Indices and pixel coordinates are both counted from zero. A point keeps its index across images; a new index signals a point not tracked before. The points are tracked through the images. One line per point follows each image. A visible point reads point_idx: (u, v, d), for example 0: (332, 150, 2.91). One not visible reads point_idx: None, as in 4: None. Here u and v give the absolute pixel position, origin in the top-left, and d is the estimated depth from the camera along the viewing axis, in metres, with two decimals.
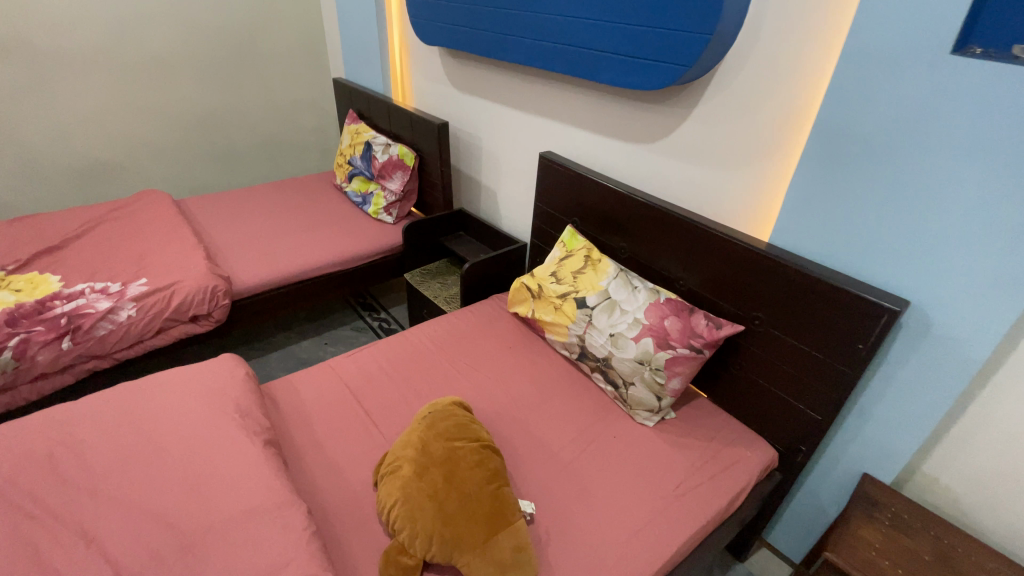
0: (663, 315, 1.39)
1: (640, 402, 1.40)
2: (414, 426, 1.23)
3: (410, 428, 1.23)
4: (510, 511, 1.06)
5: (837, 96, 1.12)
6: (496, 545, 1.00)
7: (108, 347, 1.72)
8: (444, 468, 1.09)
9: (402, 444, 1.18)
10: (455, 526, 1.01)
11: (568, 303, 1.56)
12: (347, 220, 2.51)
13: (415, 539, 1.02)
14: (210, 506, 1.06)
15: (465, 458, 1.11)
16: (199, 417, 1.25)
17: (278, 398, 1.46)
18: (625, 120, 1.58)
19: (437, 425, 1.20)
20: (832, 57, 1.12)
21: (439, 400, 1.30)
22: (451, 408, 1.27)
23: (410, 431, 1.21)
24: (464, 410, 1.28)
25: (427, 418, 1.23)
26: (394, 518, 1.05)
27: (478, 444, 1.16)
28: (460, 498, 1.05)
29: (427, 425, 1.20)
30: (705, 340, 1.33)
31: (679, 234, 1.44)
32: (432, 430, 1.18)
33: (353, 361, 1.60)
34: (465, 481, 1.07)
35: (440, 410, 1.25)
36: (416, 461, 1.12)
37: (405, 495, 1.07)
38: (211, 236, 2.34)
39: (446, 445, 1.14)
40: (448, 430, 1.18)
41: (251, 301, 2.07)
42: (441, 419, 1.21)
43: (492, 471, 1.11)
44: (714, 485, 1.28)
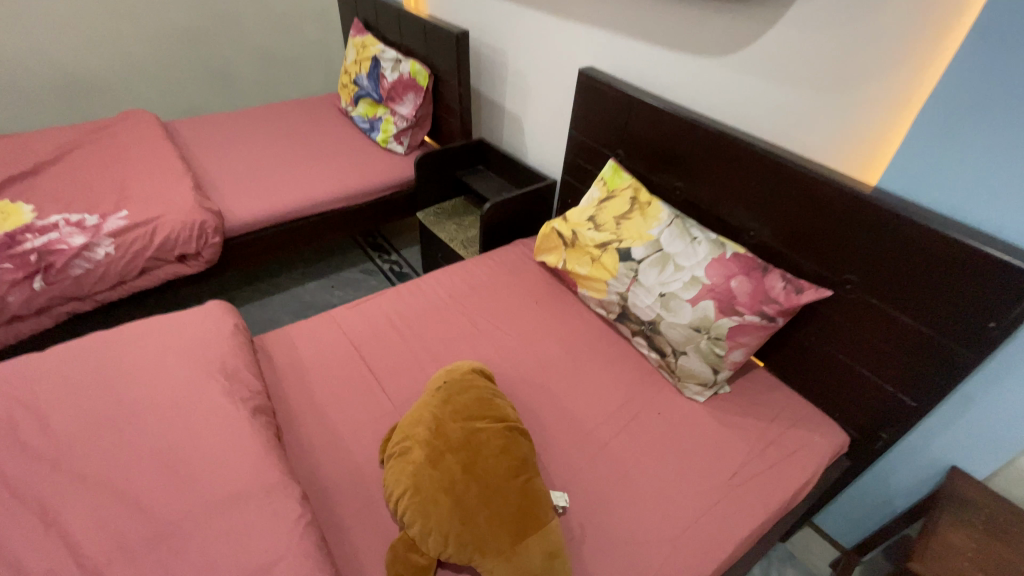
0: (729, 274, 1.14)
1: (691, 375, 1.19)
2: (426, 397, 1.04)
3: (421, 401, 1.04)
4: (542, 510, 0.88)
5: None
6: (525, 552, 0.83)
7: (86, 288, 1.54)
8: (462, 456, 0.90)
9: (412, 420, 1.00)
10: (476, 528, 0.84)
11: (608, 255, 1.31)
12: (353, 149, 2.23)
13: (428, 538, 0.85)
14: (186, 485, 0.89)
15: (487, 443, 0.92)
16: (176, 376, 1.06)
17: (273, 354, 1.27)
18: (694, 25, 1.25)
19: (454, 400, 1.00)
20: None
21: (455, 366, 1.10)
22: (470, 378, 1.07)
23: (422, 404, 1.02)
24: (484, 380, 1.09)
25: (442, 389, 1.04)
26: (403, 510, 0.88)
27: (503, 425, 0.97)
28: (482, 493, 0.87)
29: (442, 398, 1.01)
30: (780, 307, 1.10)
31: (755, 173, 1.17)
32: (448, 407, 0.99)
33: (358, 313, 1.39)
34: (487, 472, 0.89)
35: (458, 380, 1.05)
36: (429, 444, 0.93)
37: (416, 484, 0.89)
38: (201, 164, 2.09)
39: (464, 426, 0.95)
40: (467, 406, 0.99)
41: (246, 240, 1.86)
42: (459, 392, 1.02)
43: (520, 461, 0.92)
44: (779, 476, 1.09)
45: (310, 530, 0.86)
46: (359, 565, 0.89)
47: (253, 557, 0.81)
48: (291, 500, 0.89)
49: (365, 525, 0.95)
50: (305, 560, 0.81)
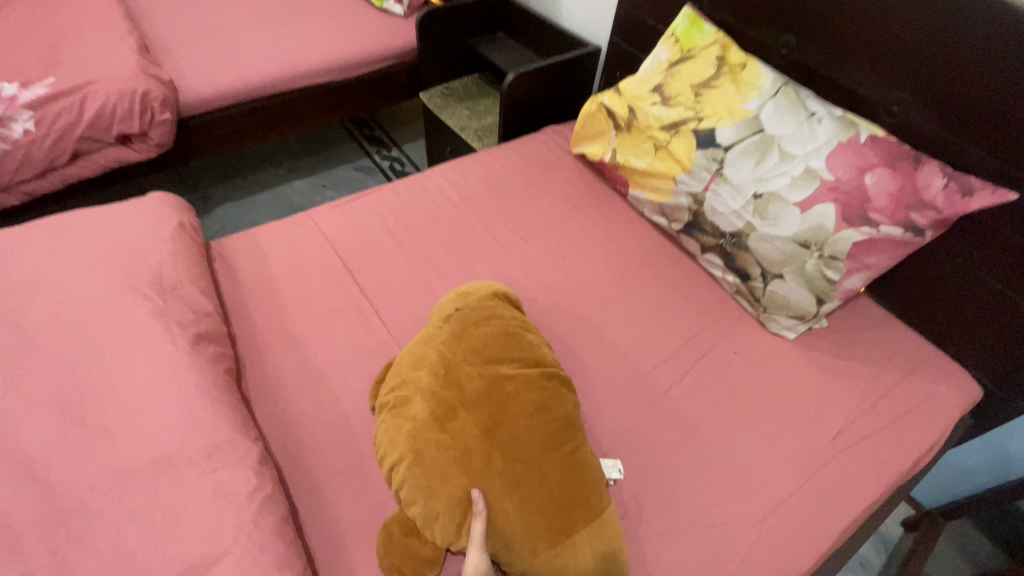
0: (863, 166, 0.80)
1: (783, 305, 0.88)
2: (431, 329, 0.75)
3: (424, 333, 0.75)
4: (592, 492, 0.63)
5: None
6: (568, 551, 0.59)
7: (6, 176, 1.23)
8: (482, 415, 0.64)
9: (411, 360, 0.72)
10: (502, 514, 0.60)
11: (680, 139, 0.95)
12: (341, 9, 1.77)
13: (434, 525, 0.61)
14: (98, 443, 0.64)
15: (518, 398, 0.65)
16: (91, 289, 0.78)
17: (235, 263, 0.98)
18: None
19: (470, 334, 0.71)
20: None
21: (472, 288, 0.81)
22: (491, 304, 0.78)
23: (425, 338, 0.74)
24: (510, 309, 0.80)
25: (454, 318, 0.75)
26: (398, 484, 0.63)
27: (538, 372, 0.69)
28: (509, 469, 0.61)
29: (454, 332, 0.72)
30: (935, 215, 0.77)
31: (923, 9, 0.77)
32: (462, 344, 0.70)
33: (345, 214, 1.08)
34: (518, 440, 0.62)
35: (475, 308, 0.76)
36: (435, 396, 0.66)
37: (416, 451, 0.63)
38: (151, 25, 1.67)
39: (486, 372, 0.67)
40: (489, 344, 0.70)
41: (209, 123, 1.50)
42: (478, 324, 0.73)
43: (563, 424, 0.66)
44: (898, 440, 0.82)
45: (270, 509, 0.62)
46: (341, 547, 0.67)
47: (186, 552, 0.57)
48: (244, 468, 0.64)
49: (351, 494, 0.71)
50: (259, 555, 0.58)
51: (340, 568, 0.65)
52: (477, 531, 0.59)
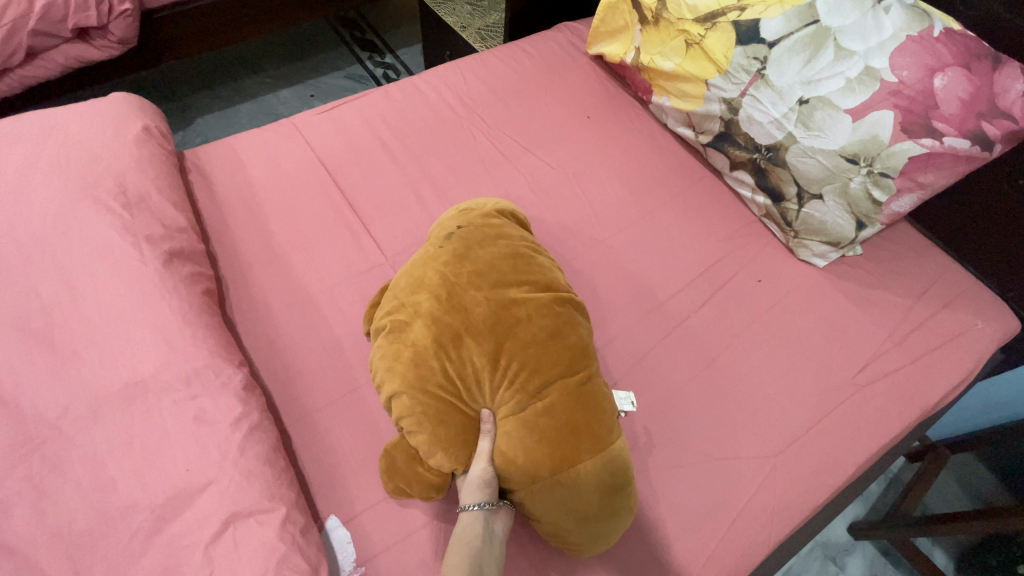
0: (934, 66, 0.68)
1: (818, 230, 0.80)
2: (430, 249, 0.66)
3: (422, 253, 0.66)
4: (605, 424, 0.58)
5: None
6: (575, 481, 0.55)
7: None
8: (489, 342, 0.57)
9: (409, 281, 0.63)
10: (509, 442, 0.56)
11: (718, 33, 0.82)
12: None
13: (438, 453, 0.56)
14: (67, 369, 0.58)
15: (528, 325, 0.59)
16: (45, 200, 0.69)
17: (211, 176, 0.89)
18: None
19: (476, 256, 0.63)
20: None
21: (479, 208, 0.72)
22: (498, 223, 0.70)
23: (425, 258, 0.65)
24: (518, 229, 0.71)
25: (456, 238, 0.66)
26: (397, 413, 0.58)
27: (550, 297, 0.62)
28: (516, 398, 0.57)
29: (456, 252, 0.64)
30: (1010, 125, 0.66)
31: None
32: (466, 266, 0.62)
33: (332, 122, 0.96)
34: (529, 368, 0.57)
35: (481, 227, 0.68)
36: (438, 321, 0.58)
37: (417, 379, 0.57)
38: None
39: (493, 296, 0.60)
40: (497, 267, 0.63)
41: (178, 17, 1.32)
42: (484, 244, 0.65)
43: (577, 353, 0.60)
44: (927, 375, 0.77)
45: (257, 438, 0.58)
46: (337, 475, 0.64)
47: (168, 481, 0.53)
48: (226, 396, 0.59)
49: (345, 422, 0.67)
50: (247, 485, 0.54)
51: (336, 495, 0.63)
52: (483, 448, 0.58)
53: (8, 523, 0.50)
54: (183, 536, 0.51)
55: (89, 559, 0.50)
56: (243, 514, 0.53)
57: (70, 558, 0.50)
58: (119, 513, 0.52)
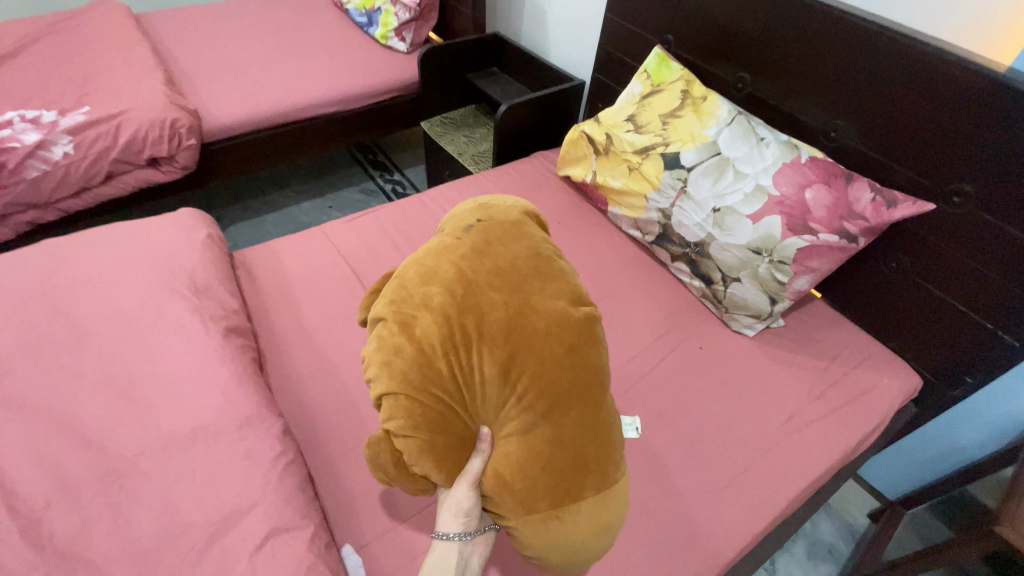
0: (804, 183, 0.93)
1: (742, 305, 1.00)
2: (448, 241, 0.67)
3: (438, 243, 0.67)
4: (604, 454, 0.63)
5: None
6: (568, 513, 0.60)
7: (46, 196, 1.34)
8: (501, 351, 0.59)
9: (421, 271, 0.64)
10: (506, 462, 0.60)
11: (650, 162, 1.09)
12: (349, 48, 1.95)
13: (426, 462, 0.59)
14: (145, 419, 0.74)
15: (546, 337, 0.60)
16: (135, 291, 0.89)
17: (255, 272, 1.10)
18: None
19: (496, 254, 0.64)
20: None
21: (497, 205, 0.74)
22: (520, 225, 0.70)
23: (439, 250, 0.66)
24: (539, 230, 0.72)
25: (475, 231, 0.67)
26: (389, 410, 0.59)
27: (571, 311, 0.63)
28: (523, 416, 0.60)
29: (475, 247, 0.65)
30: (864, 224, 0.89)
31: (850, 53, 0.92)
32: (486, 264, 0.63)
33: (354, 229, 1.20)
34: (542, 385, 0.60)
35: (502, 224, 0.69)
36: (448, 321, 0.59)
37: (419, 381, 0.58)
38: (178, 63, 1.83)
39: (511, 300, 0.61)
40: (518, 268, 0.63)
41: (228, 148, 1.64)
42: (507, 242, 0.65)
43: (589, 376, 0.63)
44: (842, 422, 0.93)
45: (291, 472, 0.72)
46: (352, 511, 0.77)
47: (221, 504, 0.67)
48: (269, 438, 0.74)
49: (359, 466, 0.81)
50: (284, 508, 0.68)
51: (351, 527, 0.75)
52: (474, 466, 0.62)
53: (95, 540, 0.63)
54: (232, 549, 0.64)
55: (154, 566, 0.62)
56: (281, 530, 0.66)
57: (141, 567, 0.62)
58: (181, 531, 0.65)
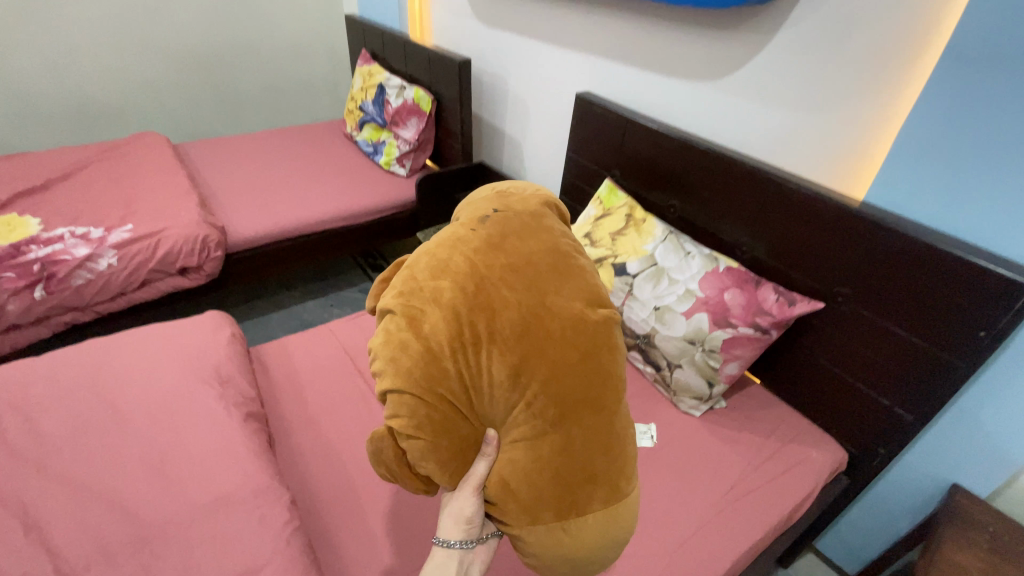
0: (723, 287, 1.16)
1: (686, 387, 1.19)
2: (462, 229, 0.61)
3: (450, 230, 0.60)
4: (613, 469, 0.62)
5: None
6: (574, 526, 0.61)
7: (86, 299, 1.54)
8: (514, 356, 0.54)
9: (431, 261, 0.57)
10: (512, 471, 0.59)
11: (604, 270, 1.32)
12: (357, 172, 2.29)
13: (429, 465, 0.57)
14: (175, 491, 0.87)
15: (563, 342, 0.56)
16: (171, 382, 1.06)
17: (269, 365, 1.27)
18: (684, 51, 1.29)
19: (513, 247, 0.58)
20: None
21: (517, 195, 0.68)
22: (541, 217, 0.65)
23: (451, 238, 0.59)
24: (561, 225, 0.67)
25: (493, 220, 0.61)
26: (392, 407, 0.55)
27: (592, 313, 0.59)
28: (533, 424, 0.57)
29: (492, 238, 0.58)
30: (772, 319, 1.11)
31: (748, 189, 1.19)
32: (502, 258, 0.57)
33: (355, 327, 1.40)
34: (557, 393, 0.56)
35: (521, 216, 0.63)
36: (457, 320, 0.54)
37: (424, 383, 0.54)
38: (209, 185, 2.14)
39: (529, 299, 0.55)
40: (538, 264, 0.58)
41: (247, 257, 1.89)
42: (526, 235, 0.59)
43: (606, 385, 0.59)
44: (775, 491, 1.07)
45: (297, 536, 0.85)
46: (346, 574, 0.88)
47: (238, 563, 0.79)
48: (279, 506, 0.88)
49: (354, 534, 0.93)
50: (291, 566, 0.80)
51: None
52: (478, 470, 0.61)
53: None
54: None
55: None
56: None
57: None
58: None
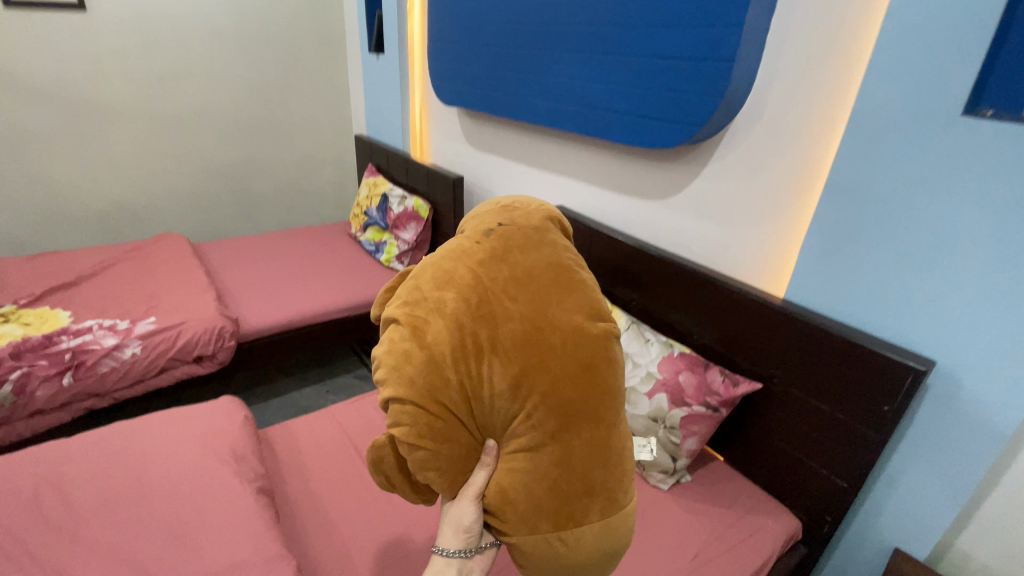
0: (677, 369, 1.36)
1: (654, 462, 1.35)
2: (468, 243, 0.73)
3: (458, 247, 0.73)
4: (609, 482, 0.71)
5: (857, 147, 1.11)
6: (571, 536, 0.70)
7: (107, 386, 1.68)
8: (513, 366, 0.65)
9: (439, 275, 0.70)
10: (510, 477, 0.69)
11: None
12: (359, 269, 2.54)
13: (430, 472, 0.68)
14: (195, 558, 0.98)
15: (557, 354, 0.66)
16: (192, 460, 1.19)
17: (276, 446, 1.40)
18: (636, 177, 1.60)
19: (514, 263, 0.70)
20: (835, 132, 1.15)
21: (521, 210, 0.80)
22: (542, 232, 0.77)
23: (458, 254, 0.72)
24: (561, 238, 0.78)
25: (496, 237, 0.73)
26: (397, 412, 0.66)
27: (587, 327, 0.69)
28: (530, 433, 0.67)
29: (494, 255, 0.70)
30: (721, 398, 1.30)
31: (693, 286, 1.43)
32: (503, 274, 0.69)
33: (355, 411, 1.55)
34: (554, 401, 0.66)
35: (524, 230, 0.75)
36: (459, 332, 0.66)
37: (428, 390, 0.65)
38: (224, 280, 2.36)
39: (527, 312, 0.67)
40: (536, 280, 0.69)
41: (255, 346, 2.06)
42: (526, 254, 0.71)
43: (600, 394, 0.69)
44: (734, 559, 1.19)
45: None
46: None
47: None
48: (286, 572, 0.98)
49: None
50: None
51: None
52: (479, 478, 0.72)
53: None
54: None
55: None
56: None
57: None
58: None
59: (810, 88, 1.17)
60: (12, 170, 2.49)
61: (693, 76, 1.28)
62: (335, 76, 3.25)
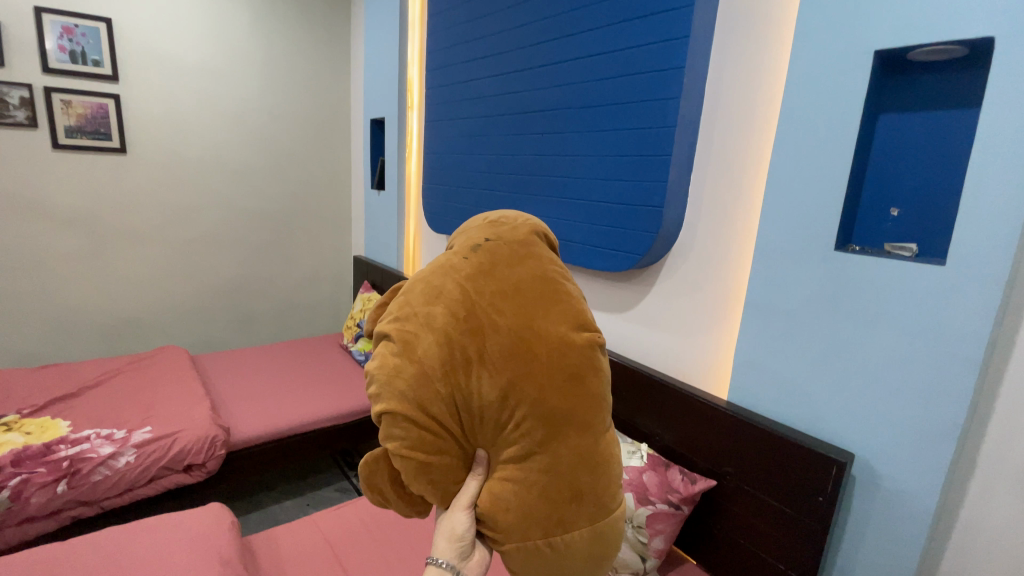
0: (641, 469, 1.47)
1: (625, 564, 1.40)
2: (457, 258, 0.83)
3: (449, 263, 0.82)
4: (596, 488, 0.78)
5: (765, 273, 1.37)
6: (561, 542, 0.77)
7: (98, 494, 1.73)
8: (501, 377, 0.74)
9: (430, 291, 0.80)
10: (501, 485, 0.77)
11: None
12: (348, 379, 2.68)
13: (422, 483, 0.78)
14: None
15: (542, 364, 0.75)
16: (180, 564, 1.24)
17: (258, 552, 1.44)
18: (599, 294, 1.86)
19: (500, 277, 0.79)
20: (747, 261, 1.42)
21: (508, 224, 0.88)
22: (528, 245, 0.84)
23: (447, 270, 0.81)
24: (546, 250, 0.86)
25: (483, 251, 0.82)
26: (393, 422, 0.76)
27: (572, 337, 0.78)
28: (520, 442, 0.75)
29: (481, 270, 0.80)
30: (680, 494, 1.41)
31: (651, 388, 1.61)
32: (490, 289, 0.78)
33: (338, 519, 1.61)
34: (540, 408, 0.75)
35: (509, 245, 0.83)
36: (449, 345, 0.75)
37: (419, 401, 0.75)
38: (218, 391, 2.48)
39: (513, 324, 0.76)
40: (522, 292, 0.78)
41: (243, 455, 2.12)
42: (512, 267, 0.80)
43: (585, 404, 0.77)
44: None
45: None
46: None
47: None
48: None
49: None
50: None
51: None
52: (471, 488, 0.80)
53: None
54: None
55: None
56: None
57: None
58: None
59: (725, 228, 1.47)
60: (34, 288, 2.70)
61: (633, 218, 1.59)
62: (339, 207, 3.67)
